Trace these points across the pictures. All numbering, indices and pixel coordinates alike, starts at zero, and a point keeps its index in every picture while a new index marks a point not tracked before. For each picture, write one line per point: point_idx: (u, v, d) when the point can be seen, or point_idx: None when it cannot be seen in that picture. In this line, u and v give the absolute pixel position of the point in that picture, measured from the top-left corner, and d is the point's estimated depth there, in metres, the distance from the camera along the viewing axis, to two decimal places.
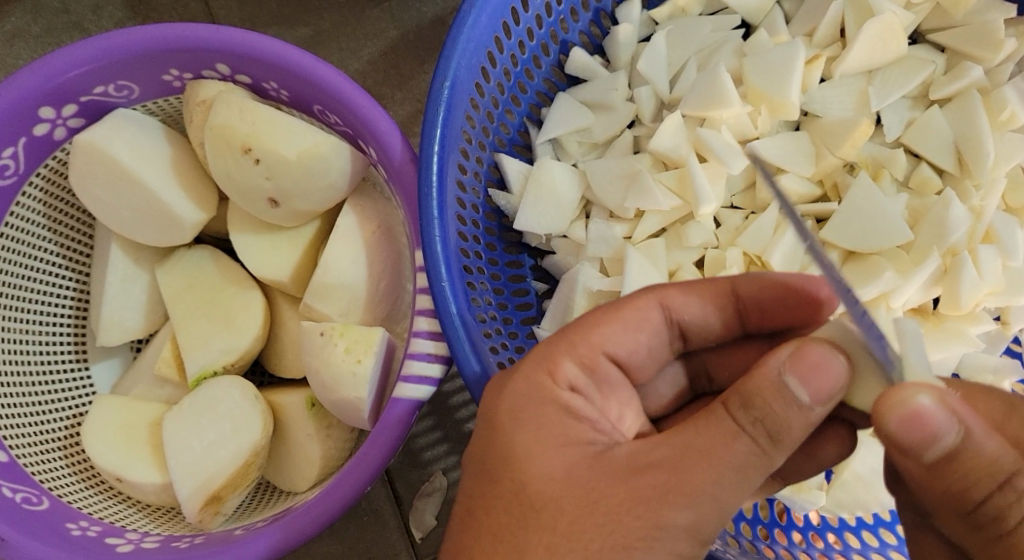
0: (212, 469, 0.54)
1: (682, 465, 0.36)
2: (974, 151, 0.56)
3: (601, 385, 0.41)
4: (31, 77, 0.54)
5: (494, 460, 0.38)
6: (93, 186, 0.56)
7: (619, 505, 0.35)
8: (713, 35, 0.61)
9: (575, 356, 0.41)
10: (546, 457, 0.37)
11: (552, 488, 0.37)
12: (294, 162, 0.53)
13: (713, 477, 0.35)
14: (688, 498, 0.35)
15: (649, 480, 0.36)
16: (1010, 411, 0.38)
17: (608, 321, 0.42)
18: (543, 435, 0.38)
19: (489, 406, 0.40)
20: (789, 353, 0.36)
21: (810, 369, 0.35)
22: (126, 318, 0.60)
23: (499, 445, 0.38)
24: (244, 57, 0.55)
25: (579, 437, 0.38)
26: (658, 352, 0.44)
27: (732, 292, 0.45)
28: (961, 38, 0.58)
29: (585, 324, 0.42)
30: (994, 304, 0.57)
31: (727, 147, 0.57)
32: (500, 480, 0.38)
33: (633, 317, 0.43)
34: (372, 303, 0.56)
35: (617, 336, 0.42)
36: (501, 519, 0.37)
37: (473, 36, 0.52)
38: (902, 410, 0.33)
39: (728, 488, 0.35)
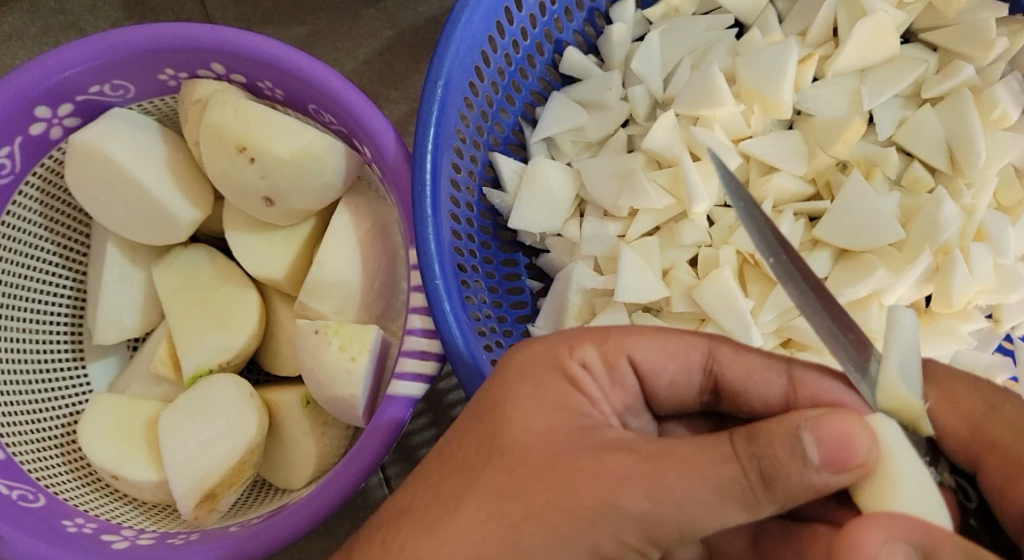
0: (207, 467, 0.54)
1: (658, 461, 0.35)
2: (966, 150, 0.56)
3: (614, 386, 0.42)
4: (27, 77, 0.54)
5: (491, 402, 0.40)
6: (89, 186, 0.56)
7: (579, 471, 0.36)
8: (706, 35, 0.62)
9: (602, 348, 0.42)
10: (532, 412, 0.39)
11: (525, 440, 0.38)
12: (289, 162, 0.54)
13: (687, 483, 0.34)
14: (650, 486, 0.34)
15: (620, 461, 0.35)
16: (990, 412, 0.38)
17: (648, 336, 0.42)
18: (540, 395, 0.39)
19: (509, 360, 0.41)
20: (817, 416, 0.33)
21: (831, 441, 0.33)
22: (123, 316, 0.60)
23: (498, 390, 0.40)
24: (239, 57, 0.55)
25: (574, 406, 0.39)
26: (680, 389, 0.43)
27: (787, 372, 0.41)
28: (952, 37, 0.58)
29: (626, 328, 0.43)
30: (985, 302, 0.57)
31: (719, 146, 0.57)
32: (487, 418, 0.39)
33: (675, 344, 0.42)
34: (366, 302, 0.57)
35: (650, 352, 0.42)
36: (471, 451, 0.38)
37: (466, 36, 0.53)
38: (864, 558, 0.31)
39: (699, 506, 0.34)
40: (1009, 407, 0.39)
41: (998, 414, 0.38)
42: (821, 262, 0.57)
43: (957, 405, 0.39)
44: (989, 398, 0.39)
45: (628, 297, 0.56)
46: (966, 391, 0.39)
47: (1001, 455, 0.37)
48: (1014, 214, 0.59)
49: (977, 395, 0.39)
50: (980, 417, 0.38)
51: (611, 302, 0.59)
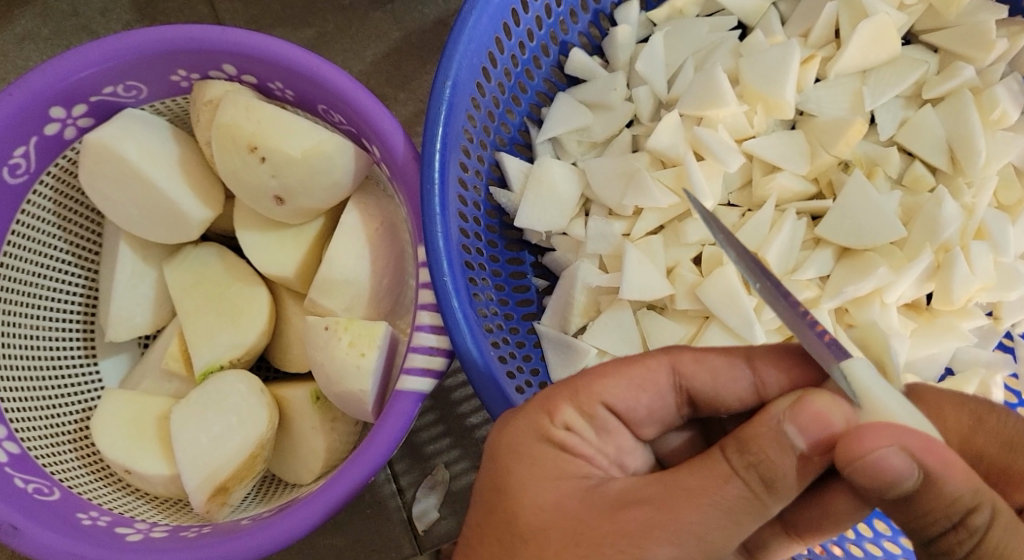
0: (219, 461, 0.55)
1: (669, 503, 0.36)
2: (966, 149, 0.57)
3: (601, 435, 0.41)
4: (42, 78, 0.55)
5: (493, 490, 0.40)
6: (102, 185, 0.57)
7: (603, 538, 0.36)
8: (710, 36, 0.62)
9: (575, 403, 0.41)
10: (538, 491, 0.39)
11: (542, 519, 0.38)
12: (299, 161, 0.55)
13: (700, 518, 0.35)
14: (672, 532, 0.35)
15: (636, 514, 0.36)
16: (976, 425, 0.40)
17: (612, 375, 0.42)
18: (539, 469, 0.40)
19: (495, 443, 0.42)
20: (793, 405, 0.36)
21: (811, 422, 0.35)
22: (135, 314, 0.61)
23: (496, 476, 0.40)
24: (250, 57, 0.56)
25: (575, 472, 0.40)
26: (661, 414, 0.43)
27: (748, 363, 0.42)
28: (953, 39, 0.59)
29: (590, 375, 0.42)
30: (986, 299, 0.58)
31: (724, 146, 0.58)
32: (495, 509, 0.39)
33: (639, 375, 0.42)
34: (375, 299, 0.58)
35: (618, 391, 0.42)
36: (493, 548, 0.39)
37: (474, 37, 0.54)
38: (862, 458, 0.34)
39: (715, 530, 0.35)
40: (995, 416, 0.40)
41: (984, 427, 0.40)
42: (824, 260, 0.58)
43: (944, 424, 0.40)
44: (975, 407, 0.40)
45: (633, 293, 0.57)
46: (952, 404, 0.40)
47: (990, 465, 0.40)
48: (1014, 213, 0.59)
49: (964, 408, 0.40)
50: (969, 430, 0.40)
51: (615, 299, 0.60)
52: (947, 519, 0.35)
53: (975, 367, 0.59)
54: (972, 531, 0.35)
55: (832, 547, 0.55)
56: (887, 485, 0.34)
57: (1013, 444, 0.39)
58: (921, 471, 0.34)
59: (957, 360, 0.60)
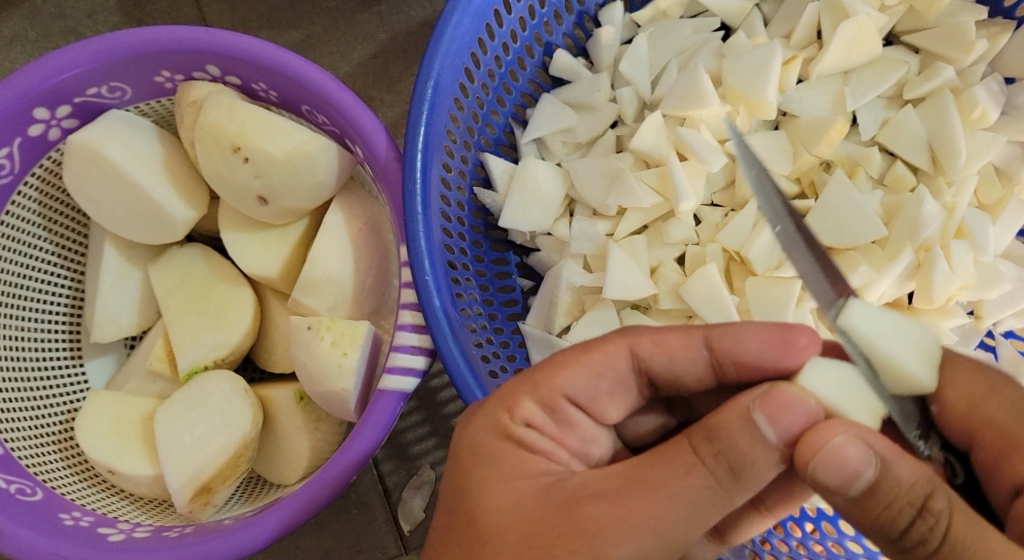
0: (202, 460, 0.55)
1: (627, 496, 0.36)
2: (947, 149, 0.58)
3: (564, 429, 0.41)
4: (26, 79, 0.55)
5: (455, 493, 0.40)
6: (87, 187, 0.57)
7: (558, 540, 0.36)
8: (693, 37, 0.63)
9: (537, 397, 0.41)
10: (498, 493, 0.39)
11: (501, 520, 0.38)
12: (283, 161, 0.55)
13: (658, 512, 0.35)
14: (630, 530, 0.35)
15: (593, 510, 0.36)
16: (991, 390, 0.40)
17: (571, 365, 0.41)
18: (500, 470, 0.40)
19: (459, 445, 0.42)
20: (760, 395, 0.36)
21: (780, 410, 0.35)
22: (120, 314, 0.61)
23: (459, 478, 0.41)
24: (233, 59, 0.56)
25: (532, 470, 0.40)
26: (624, 397, 0.43)
27: (705, 344, 0.42)
28: (934, 39, 0.59)
29: (552, 363, 0.42)
30: (967, 298, 0.58)
31: (706, 146, 0.58)
32: (457, 510, 0.40)
33: (597, 363, 0.42)
34: (359, 298, 0.58)
35: (578, 380, 0.41)
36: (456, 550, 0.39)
37: (456, 37, 0.54)
38: (823, 450, 0.35)
39: (676, 526, 0.35)
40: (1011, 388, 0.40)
41: (997, 396, 0.40)
42: None
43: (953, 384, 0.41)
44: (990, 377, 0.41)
45: (616, 292, 0.58)
46: (966, 368, 0.41)
47: (998, 431, 0.39)
48: (994, 212, 0.60)
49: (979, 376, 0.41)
50: (981, 395, 0.40)
51: (599, 299, 0.60)
52: (911, 507, 0.34)
53: None
54: (937, 516, 0.34)
55: (814, 547, 0.55)
56: (846, 473, 0.34)
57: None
58: (875, 460, 0.35)
59: None
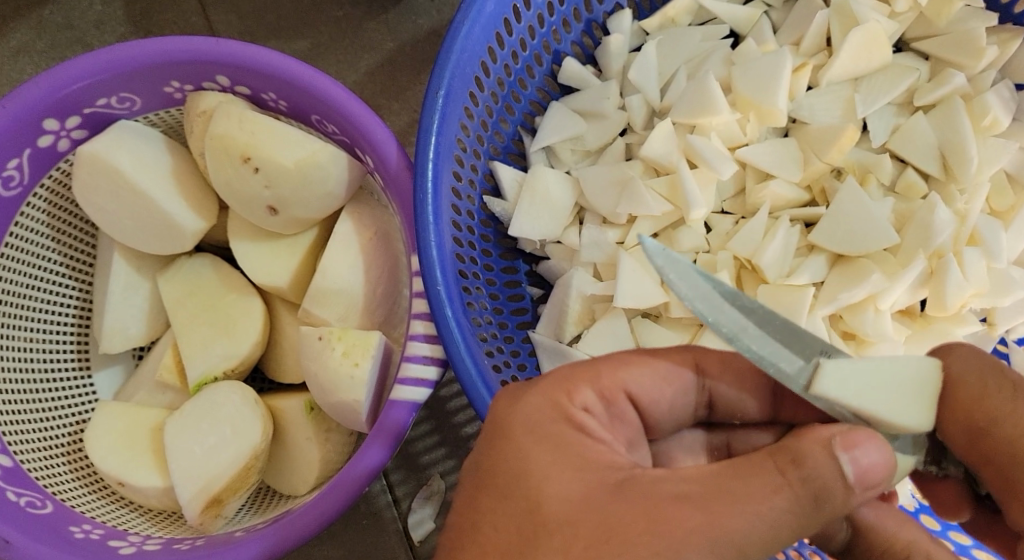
0: (213, 472, 0.54)
1: (712, 505, 0.35)
2: (958, 156, 0.57)
3: (614, 422, 0.41)
4: (35, 90, 0.55)
5: (509, 476, 0.38)
6: (97, 198, 0.57)
7: (636, 536, 0.34)
8: (702, 45, 0.63)
9: (596, 387, 0.41)
10: (562, 481, 0.37)
11: (565, 510, 0.36)
12: (293, 171, 0.55)
13: (742, 527, 0.34)
14: (712, 540, 0.34)
15: (676, 513, 0.35)
16: (983, 430, 0.38)
17: (638, 365, 0.43)
18: (563, 457, 0.38)
19: (511, 425, 0.39)
20: (843, 431, 0.36)
21: (854, 444, 0.36)
22: (129, 325, 0.61)
23: (513, 461, 0.38)
24: (244, 69, 0.56)
25: (597, 460, 0.38)
26: (679, 411, 0.44)
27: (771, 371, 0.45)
28: (944, 45, 0.59)
29: (614, 360, 0.42)
30: (979, 305, 0.58)
31: (716, 154, 0.58)
32: (514, 494, 0.37)
33: (665, 368, 0.43)
34: (369, 308, 0.57)
35: (645, 382, 0.42)
36: (508, 535, 0.36)
37: (466, 47, 0.54)
38: None
39: (754, 542, 0.34)
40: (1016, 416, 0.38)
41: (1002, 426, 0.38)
42: (817, 266, 0.58)
43: (953, 414, 0.39)
44: (987, 411, 0.38)
45: (627, 301, 0.58)
46: (965, 398, 0.39)
47: (996, 468, 0.39)
48: (1006, 219, 0.59)
49: (980, 407, 0.39)
50: (979, 431, 0.39)
51: (610, 308, 0.60)
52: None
53: None
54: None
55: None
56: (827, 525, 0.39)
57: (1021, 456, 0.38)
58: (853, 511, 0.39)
59: None
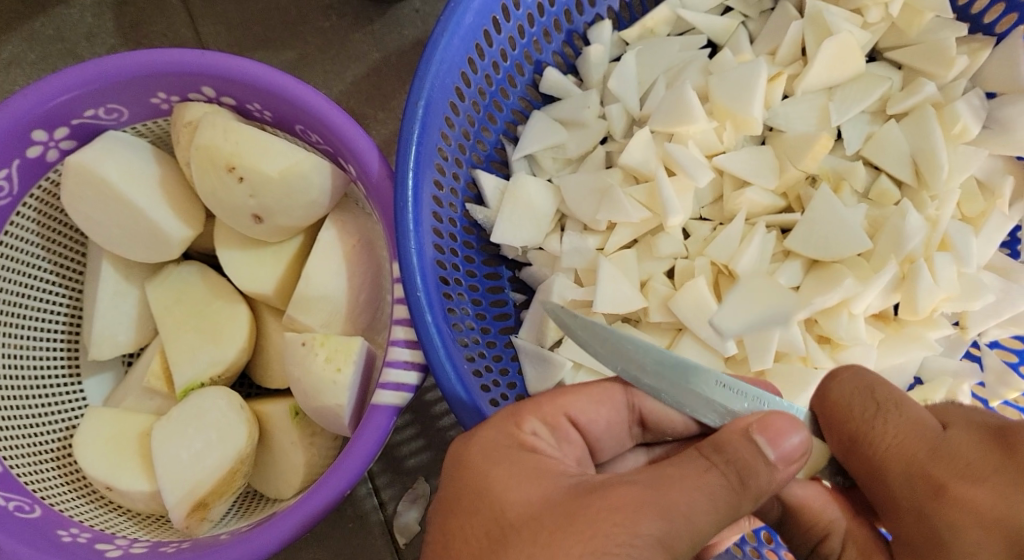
0: (199, 476, 0.55)
1: (656, 484, 0.38)
2: (930, 164, 0.59)
3: (563, 443, 0.44)
4: (24, 101, 0.56)
5: (474, 494, 0.40)
6: (85, 207, 0.58)
7: (595, 514, 0.37)
8: (680, 55, 0.64)
9: (540, 415, 0.44)
10: (521, 488, 0.40)
11: (529, 510, 0.39)
12: (276, 180, 0.56)
13: (688, 498, 0.38)
14: (662, 509, 0.37)
15: (626, 491, 0.38)
16: (850, 446, 0.43)
17: (576, 392, 0.47)
18: (520, 470, 0.41)
19: (471, 446, 0.42)
20: (759, 419, 0.40)
21: (777, 433, 0.39)
22: (118, 332, 0.62)
23: (475, 479, 0.41)
24: (229, 81, 0.57)
25: (551, 468, 0.41)
26: (617, 430, 0.47)
27: None
28: (916, 55, 0.60)
29: (553, 392, 0.46)
30: (951, 309, 0.59)
31: (693, 162, 0.59)
32: (481, 508, 0.40)
33: (597, 390, 0.47)
34: (352, 314, 0.58)
35: (582, 405, 0.46)
36: (481, 543, 0.39)
37: (445, 58, 0.55)
38: None
39: (700, 512, 0.38)
40: (874, 434, 0.42)
41: (861, 442, 0.43)
42: (793, 271, 0.59)
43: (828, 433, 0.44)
44: (852, 428, 0.43)
45: (606, 307, 0.58)
46: (837, 413, 0.44)
47: (866, 483, 0.43)
48: (977, 225, 0.60)
49: (847, 424, 0.43)
50: (847, 447, 0.43)
51: (590, 312, 0.61)
52: (807, 544, 0.47)
53: (943, 376, 0.61)
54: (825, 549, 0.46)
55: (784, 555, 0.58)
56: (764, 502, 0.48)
57: (875, 471, 0.42)
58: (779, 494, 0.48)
59: (926, 369, 0.62)
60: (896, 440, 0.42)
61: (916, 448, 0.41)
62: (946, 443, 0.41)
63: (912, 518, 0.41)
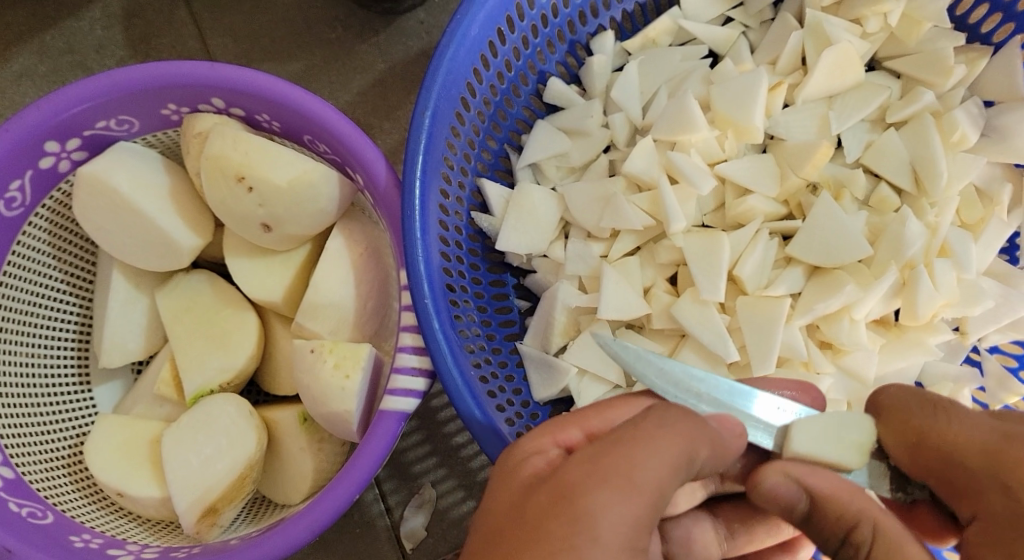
0: (208, 482, 0.56)
1: (599, 451, 0.39)
2: (929, 171, 0.59)
3: None
4: (37, 113, 0.57)
5: (475, 511, 0.42)
6: (96, 217, 0.59)
7: (547, 496, 0.39)
8: (682, 65, 0.65)
9: (584, 428, 0.45)
10: (499, 493, 0.42)
11: (505, 513, 0.40)
12: (285, 190, 0.57)
13: (631, 456, 0.39)
14: (605, 473, 0.38)
15: (571, 467, 0.39)
16: (914, 446, 0.45)
17: (623, 405, 0.47)
18: (501, 476, 0.42)
19: (495, 463, 0.44)
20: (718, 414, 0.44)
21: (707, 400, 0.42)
22: (128, 340, 0.63)
23: (479, 497, 0.43)
24: (239, 93, 0.58)
25: (528, 465, 0.42)
26: None
27: None
28: (914, 65, 0.61)
29: (599, 406, 0.47)
30: (951, 314, 0.60)
31: (696, 170, 0.60)
32: (474, 521, 0.42)
33: (647, 403, 0.47)
34: (360, 321, 0.59)
35: (627, 416, 0.46)
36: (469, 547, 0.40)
37: (451, 69, 0.56)
38: (760, 489, 0.45)
39: (645, 466, 0.38)
40: (937, 429, 0.44)
41: (925, 438, 0.45)
42: (794, 278, 0.60)
43: (888, 441, 0.47)
44: (915, 427, 0.45)
45: (610, 313, 0.59)
46: (896, 421, 0.46)
47: (937, 478, 0.44)
48: (976, 231, 0.61)
49: (908, 426, 0.46)
50: (912, 447, 0.45)
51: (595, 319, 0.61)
52: (836, 537, 0.44)
53: (944, 381, 0.61)
54: (857, 545, 0.43)
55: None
56: (784, 505, 0.44)
57: (947, 462, 0.44)
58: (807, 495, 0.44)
59: (926, 374, 0.62)
60: (963, 432, 0.43)
61: (986, 437, 0.43)
62: (1014, 430, 0.43)
63: (997, 495, 0.42)
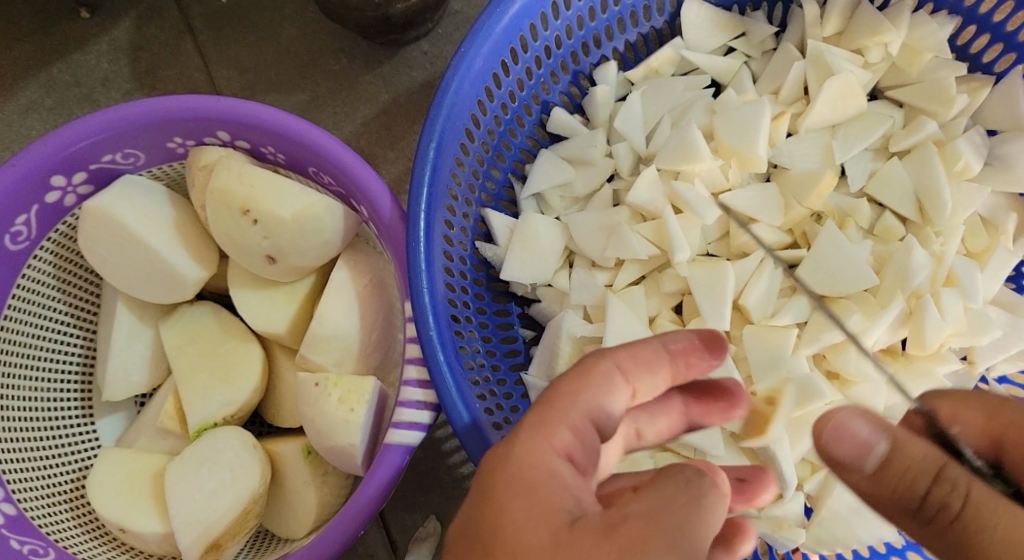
0: (211, 517, 0.56)
1: (656, 514, 0.38)
2: (933, 201, 0.59)
3: (589, 452, 0.42)
4: (43, 148, 0.57)
5: (489, 539, 0.40)
6: (101, 250, 0.59)
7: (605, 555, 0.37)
8: (685, 95, 0.65)
9: (570, 426, 0.42)
10: (532, 531, 0.39)
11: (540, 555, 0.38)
12: (290, 223, 0.57)
13: (680, 519, 0.38)
14: (669, 540, 0.37)
15: (626, 527, 0.38)
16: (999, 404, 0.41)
17: (585, 390, 0.43)
18: (525, 508, 0.40)
19: (486, 476, 0.42)
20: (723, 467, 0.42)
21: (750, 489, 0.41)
22: (131, 373, 0.63)
23: (490, 521, 0.40)
24: (244, 125, 0.58)
25: (557, 503, 0.40)
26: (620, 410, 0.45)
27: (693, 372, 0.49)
28: (917, 95, 0.61)
29: (568, 394, 0.42)
30: (958, 344, 0.60)
31: (700, 200, 0.60)
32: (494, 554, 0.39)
33: (600, 382, 0.43)
34: (364, 353, 0.59)
35: (593, 401, 0.43)
36: None
37: (456, 101, 0.56)
38: (834, 426, 0.41)
39: (696, 529, 0.38)
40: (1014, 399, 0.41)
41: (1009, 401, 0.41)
42: (800, 308, 0.59)
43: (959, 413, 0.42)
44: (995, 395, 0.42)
45: (613, 343, 0.58)
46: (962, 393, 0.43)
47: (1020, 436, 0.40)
48: (982, 260, 0.61)
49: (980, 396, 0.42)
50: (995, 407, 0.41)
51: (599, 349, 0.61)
52: (919, 483, 0.39)
53: None
54: (951, 484, 0.38)
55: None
56: (859, 449, 0.40)
57: None
58: (887, 435, 0.40)
59: None
60: None
61: None
62: None
63: None
